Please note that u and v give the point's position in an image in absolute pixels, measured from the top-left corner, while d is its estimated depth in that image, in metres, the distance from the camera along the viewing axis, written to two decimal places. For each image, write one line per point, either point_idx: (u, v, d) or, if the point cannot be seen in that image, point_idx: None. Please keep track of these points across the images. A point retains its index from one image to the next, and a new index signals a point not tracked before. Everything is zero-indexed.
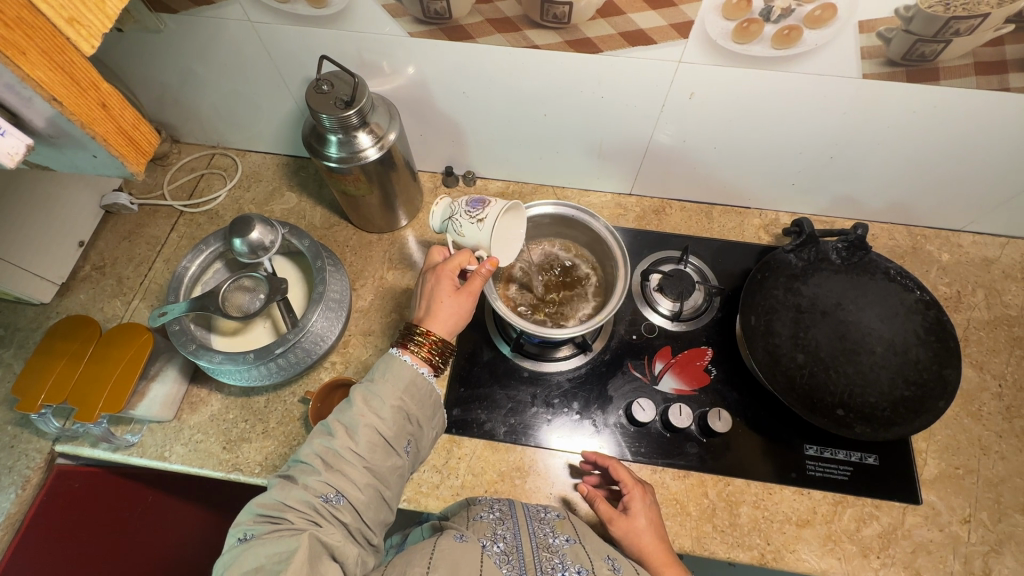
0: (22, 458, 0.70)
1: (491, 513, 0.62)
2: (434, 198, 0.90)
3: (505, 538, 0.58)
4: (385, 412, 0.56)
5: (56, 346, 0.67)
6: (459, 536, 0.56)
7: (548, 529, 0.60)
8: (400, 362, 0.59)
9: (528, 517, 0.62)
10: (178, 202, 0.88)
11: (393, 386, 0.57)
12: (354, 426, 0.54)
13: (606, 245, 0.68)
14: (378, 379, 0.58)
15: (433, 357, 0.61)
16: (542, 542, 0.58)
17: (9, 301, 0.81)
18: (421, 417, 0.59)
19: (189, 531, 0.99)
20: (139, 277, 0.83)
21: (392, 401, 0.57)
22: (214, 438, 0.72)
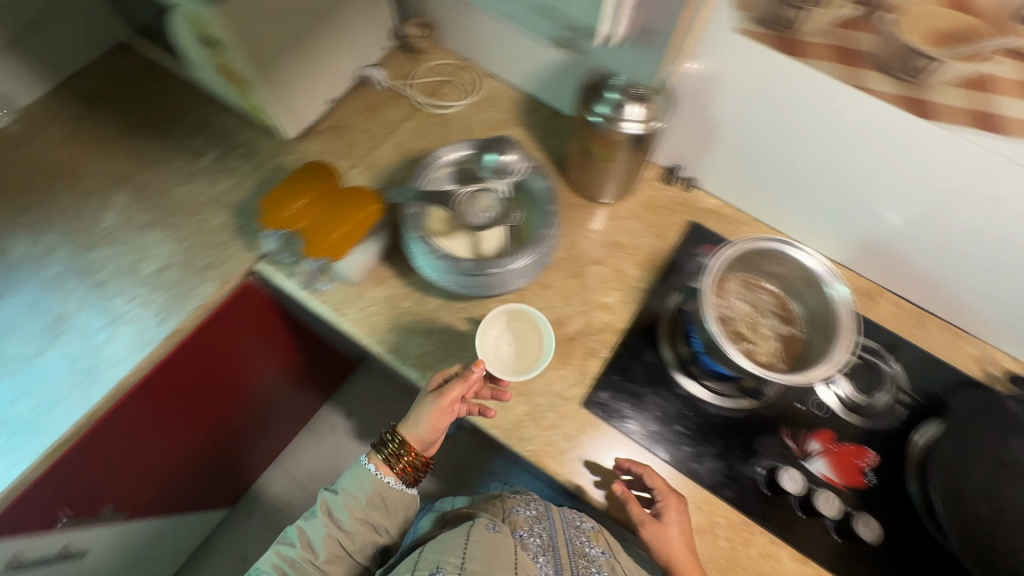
0: (230, 261, 0.79)
1: (529, 512, 0.77)
2: (647, 188, 0.88)
3: (542, 534, 0.73)
4: (349, 520, 0.74)
5: (300, 179, 0.72)
6: (490, 527, 0.68)
7: (584, 538, 0.74)
8: (369, 480, 0.74)
9: (563, 522, 0.76)
10: (418, 96, 0.92)
11: (359, 503, 0.74)
12: (315, 542, 0.74)
13: (834, 315, 0.64)
14: (348, 492, 0.75)
15: (404, 473, 0.75)
16: (578, 550, 0.72)
17: (258, 126, 0.89)
18: (386, 525, 0.76)
19: (284, 369, 1.09)
20: (367, 149, 0.89)
21: (359, 508, 0.74)
22: (385, 317, 0.77)
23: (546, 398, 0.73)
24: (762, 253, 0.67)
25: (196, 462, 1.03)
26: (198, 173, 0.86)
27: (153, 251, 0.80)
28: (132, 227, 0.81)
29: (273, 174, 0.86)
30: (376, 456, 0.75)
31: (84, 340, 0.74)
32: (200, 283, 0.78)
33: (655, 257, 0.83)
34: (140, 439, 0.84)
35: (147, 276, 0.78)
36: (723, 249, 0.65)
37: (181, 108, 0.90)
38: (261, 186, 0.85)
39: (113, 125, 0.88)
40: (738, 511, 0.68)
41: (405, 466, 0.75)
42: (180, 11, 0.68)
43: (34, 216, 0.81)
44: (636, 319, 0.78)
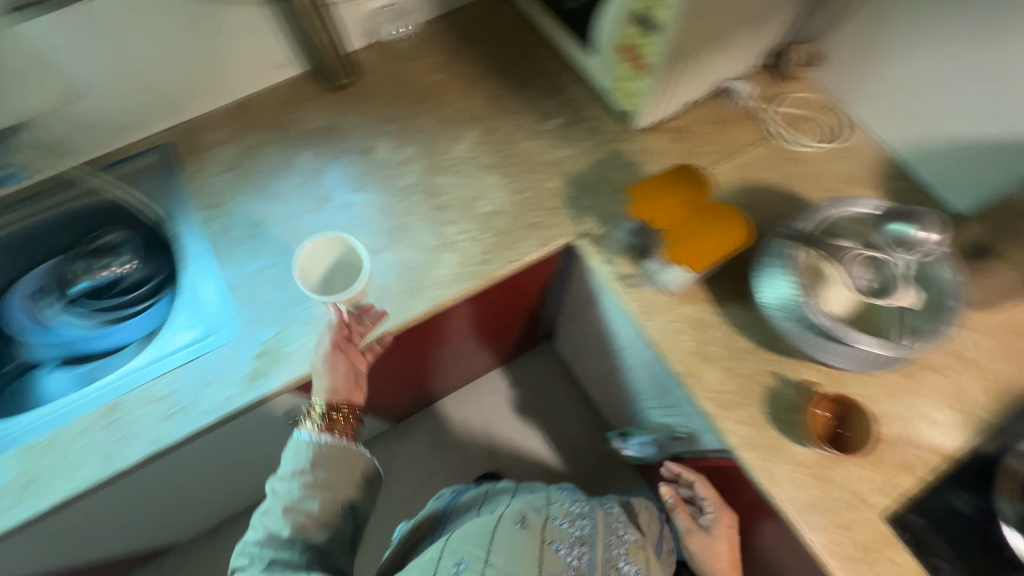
0: (555, 227, 0.81)
1: (574, 509, 0.81)
2: (1018, 309, 0.75)
3: (582, 529, 0.77)
4: (319, 475, 0.64)
5: (676, 179, 0.71)
6: (517, 522, 0.73)
7: (624, 552, 0.78)
8: (312, 442, 0.64)
9: (603, 525, 0.80)
10: (777, 125, 0.88)
11: (300, 460, 0.64)
12: (279, 520, 0.62)
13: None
14: (282, 473, 0.64)
15: (344, 427, 0.66)
16: (612, 559, 0.75)
17: (607, 106, 0.90)
18: (342, 480, 0.65)
19: (509, 325, 1.15)
20: (706, 162, 0.86)
21: (321, 472, 0.64)
22: (690, 338, 0.74)
23: (846, 493, 0.66)
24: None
25: (417, 377, 1.11)
26: (543, 133, 0.88)
27: (489, 193, 0.84)
28: (476, 165, 0.86)
29: (611, 157, 0.86)
30: (315, 427, 0.65)
31: (417, 253, 0.79)
32: (524, 238, 0.80)
33: (1011, 389, 0.70)
34: (409, 343, 0.88)
35: (480, 215, 0.82)
36: None
37: (540, 67, 0.94)
38: (595, 165, 0.86)
39: (479, 65, 0.94)
40: None
41: (339, 422, 0.66)
42: None
43: (399, 127, 0.89)
44: (968, 452, 0.68)
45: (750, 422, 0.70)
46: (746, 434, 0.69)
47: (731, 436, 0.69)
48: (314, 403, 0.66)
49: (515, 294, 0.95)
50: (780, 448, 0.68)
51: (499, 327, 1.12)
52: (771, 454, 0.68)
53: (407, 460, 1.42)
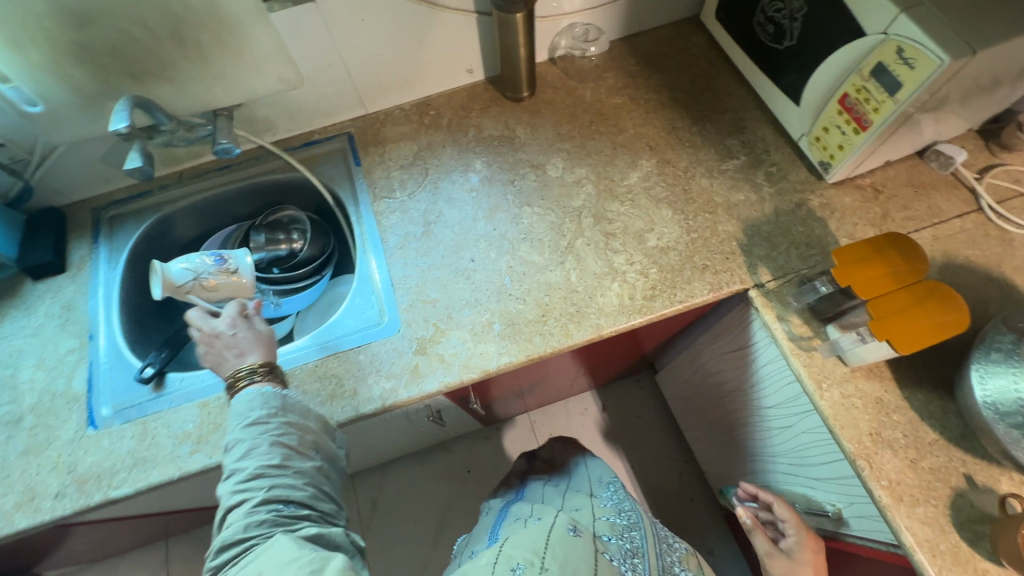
0: (728, 273, 0.78)
1: (620, 522, 0.85)
2: None
3: (632, 541, 0.82)
4: (295, 412, 0.65)
5: (886, 250, 0.66)
6: (572, 531, 0.74)
7: (680, 560, 0.85)
8: (251, 393, 0.65)
9: (654, 535, 0.86)
10: (988, 199, 0.79)
11: (265, 406, 0.63)
12: (269, 460, 0.60)
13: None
14: (249, 418, 0.62)
15: (270, 380, 0.67)
16: (669, 567, 0.82)
17: (794, 153, 0.86)
18: (312, 420, 0.66)
19: (628, 353, 1.12)
20: (902, 227, 0.79)
21: (292, 414, 0.64)
22: (868, 417, 0.69)
23: None
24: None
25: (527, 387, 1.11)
26: (722, 172, 0.85)
27: (660, 227, 0.82)
28: (650, 196, 0.84)
29: (794, 208, 0.82)
30: (259, 381, 0.66)
31: (584, 278, 0.79)
32: (694, 280, 0.78)
33: None
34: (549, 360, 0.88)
35: (650, 249, 0.80)
36: None
37: (724, 103, 0.91)
38: (776, 213, 0.82)
39: (661, 94, 0.92)
40: None
41: (265, 377, 0.67)
42: (878, 39, 0.65)
43: (573, 146, 0.89)
44: None
45: (931, 523, 0.64)
46: (926, 536, 0.63)
47: (907, 534, 0.63)
48: (237, 365, 0.68)
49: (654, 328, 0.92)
50: (965, 559, 0.62)
51: (619, 353, 1.09)
52: (954, 564, 0.62)
53: (490, 463, 1.43)
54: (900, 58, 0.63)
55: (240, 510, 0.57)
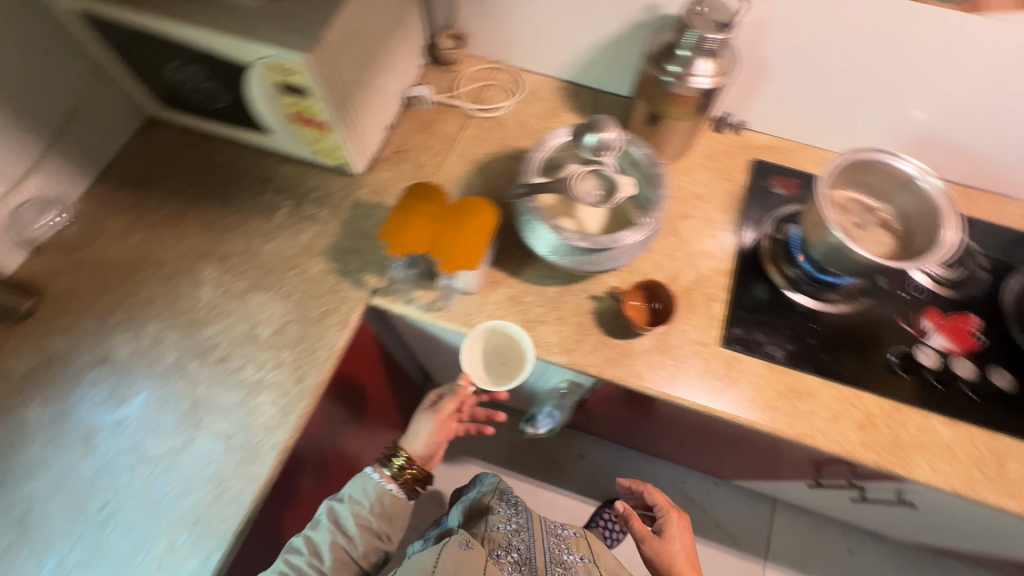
0: (346, 303, 0.79)
1: (507, 524, 0.93)
2: (704, 139, 0.93)
3: (518, 548, 0.88)
4: (354, 528, 0.75)
5: (413, 203, 0.73)
6: (463, 543, 0.80)
7: (563, 544, 0.94)
8: (373, 481, 0.78)
9: (543, 532, 0.94)
10: (468, 105, 0.94)
11: (365, 507, 0.77)
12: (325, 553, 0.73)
13: (937, 212, 0.69)
14: (351, 501, 0.78)
15: (406, 483, 0.79)
16: (555, 558, 0.90)
17: (321, 168, 0.89)
18: (389, 534, 0.78)
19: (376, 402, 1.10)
20: (435, 165, 0.90)
21: (373, 520, 0.77)
22: (514, 316, 0.79)
23: (688, 348, 0.78)
24: (867, 164, 0.72)
25: None
26: (279, 228, 0.84)
27: (264, 314, 0.78)
28: (234, 295, 0.80)
29: (354, 211, 0.86)
30: (377, 474, 0.79)
31: (229, 416, 0.72)
32: (324, 331, 0.77)
33: (735, 199, 0.88)
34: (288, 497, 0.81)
35: (269, 339, 0.77)
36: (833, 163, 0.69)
37: (236, 170, 0.89)
38: (345, 225, 0.85)
39: (175, 203, 0.86)
40: (886, 400, 0.75)
41: (406, 476, 0.79)
42: (258, 65, 0.67)
43: (127, 312, 0.78)
44: (738, 258, 0.84)
45: (597, 347, 0.77)
46: (601, 358, 0.76)
47: (591, 369, 0.76)
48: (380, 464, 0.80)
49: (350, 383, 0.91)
50: (628, 351, 0.77)
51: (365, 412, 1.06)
52: (626, 361, 0.76)
53: None
54: (284, 71, 0.67)
55: None
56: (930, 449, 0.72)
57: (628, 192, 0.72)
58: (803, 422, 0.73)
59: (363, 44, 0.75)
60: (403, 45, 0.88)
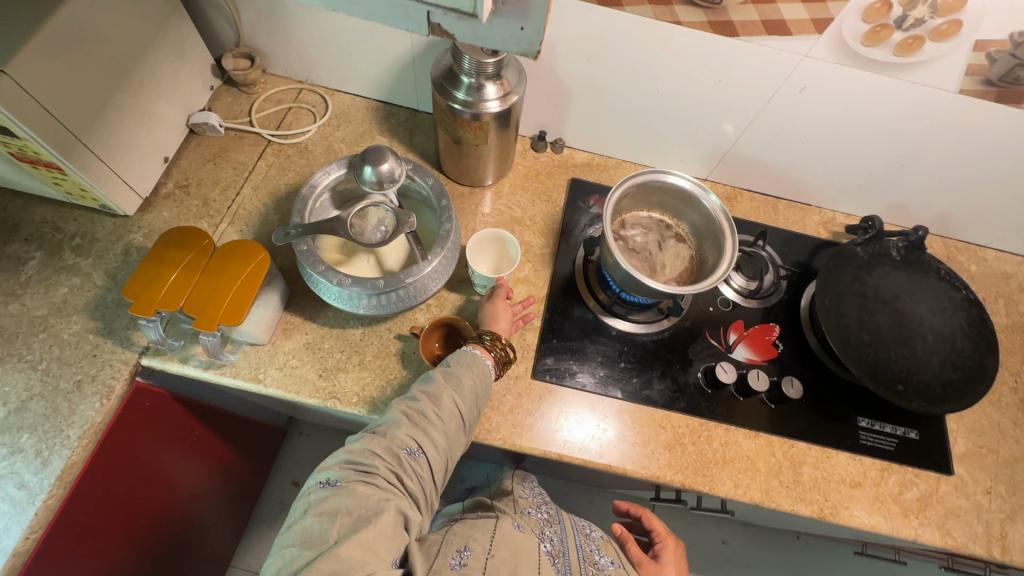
0: (106, 368, 0.68)
1: (542, 510, 0.80)
2: (523, 160, 0.91)
3: (554, 539, 0.72)
4: (462, 386, 0.64)
5: (166, 254, 0.64)
6: (517, 525, 0.69)
7: (594, 544, 0.77)
8: (472, 353, 0.67)
9: (575, 530, 0.78)
10: (266, 130, 0.86)
11: (472, 368, 0.65)
12: (438, 394, 0.63)
13: (718, 229, 0.69)
14: (456, 363, 0.66)
15: (497, 353, 0.69)
16: (590, 556, 0.72)
17: (86, 210, 0.77)
18: (482, 404, 0.66)
19: (207, 459, 0.99)
20: (226, 201, 0.81)
21: (469, 381, 0.64)
22: (310, 365, 0.72)
23: (500, 383, 0.74)
24: (653, 186, 0.71)
25: None
26: (27, 284, 0.72)
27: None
28: None
29: (124, 258, 0.75)
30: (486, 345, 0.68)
31: None
32: (76, 405, 0.66)
33: (552, 221, 0.87)
34: None
35: (3, 422, 0.64)
36: (615, 187, 0.67)
37: None
38: (113, 276, 0.74)
39: None
40: (693, 418, 0.75)
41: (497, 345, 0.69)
42: None
43: None
44: (553, 282, 0.82)
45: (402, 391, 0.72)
46: None
47: None
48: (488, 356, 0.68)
49: (149, 451, 0.80)
50: None
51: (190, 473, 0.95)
52: None
53: None
54: None
55: (310, 498, 0.57)
56: (733, 462, 0.73)
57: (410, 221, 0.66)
58: (613, 450, 0.72)
59: (95, 71, 0.65)
60: (172, 67, 0.78)
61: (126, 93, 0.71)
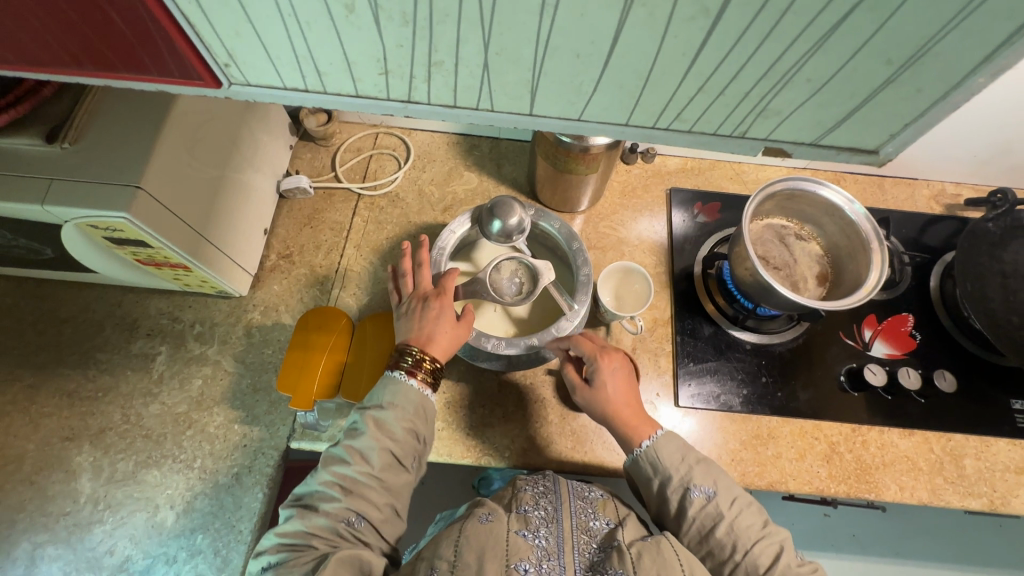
0: (259, 457, 0.68)
1: (535, 486, 0.60)
2: (616, 175, 0.88)
3: (547, 509, 0.57)
4: (396, 432, 0.55)
5: (309, 338, 0.63)
6: (483, 518, 0.55)
7: (590, 509, 0.59)
8: (404, 385, 0.57)
9: (571, 493, 0.60)
10: (355, 184, 0.84)
11: (405, 412, 0.56)
12: (368, 449, 0.54)
13: (862, 236, 0.66)
14: (385, 404, 0.56)
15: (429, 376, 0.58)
16: (583, 525, 0.57)
17: (199, 295, 0.76)
18: (429, 436, 0.58)
19: None
20: (332, 264, 0.79)
21: (407, 424, 0.56)
22: (456, 425, 0.71)
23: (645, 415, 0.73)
24: (791, 192, 0.69)
25: None
26: (161, 381, 0.71)
27: (163, 493, 0.66)
28: (121, 480, 0.66)
29: (248, 340, 0.74)
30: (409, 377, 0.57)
31: None
32: (240, 498, 0.66)
33: (659, 236, 0.84)
34: None
35: (176, 525, 0.65)
36: (751, 200, 0.65)
37: (91, 320, 0.74)
38: (242, 361, 0.73)
39: (22, 379, 0.71)
40: (845, 424, 0.74)
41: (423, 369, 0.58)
42: (74, 225, 0.54)
43: None
44: (675, 302, 0.80)
45: (552, 438, 0.71)
46: (558, 451, 0.70)
47: (550, 466, 0.69)
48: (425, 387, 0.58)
49: None
50: (585, 434, 0.71)
51: None
52: (584, 448, 0.70)
53: None
54: (105, 228, 0.54)
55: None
56: (893, 464, 0.72)
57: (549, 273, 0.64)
58: (772, 469, 0.71)
59: (210, 159, 0.63)
60: (264, 137, 0.76)
61: (230, 174, 0.69)
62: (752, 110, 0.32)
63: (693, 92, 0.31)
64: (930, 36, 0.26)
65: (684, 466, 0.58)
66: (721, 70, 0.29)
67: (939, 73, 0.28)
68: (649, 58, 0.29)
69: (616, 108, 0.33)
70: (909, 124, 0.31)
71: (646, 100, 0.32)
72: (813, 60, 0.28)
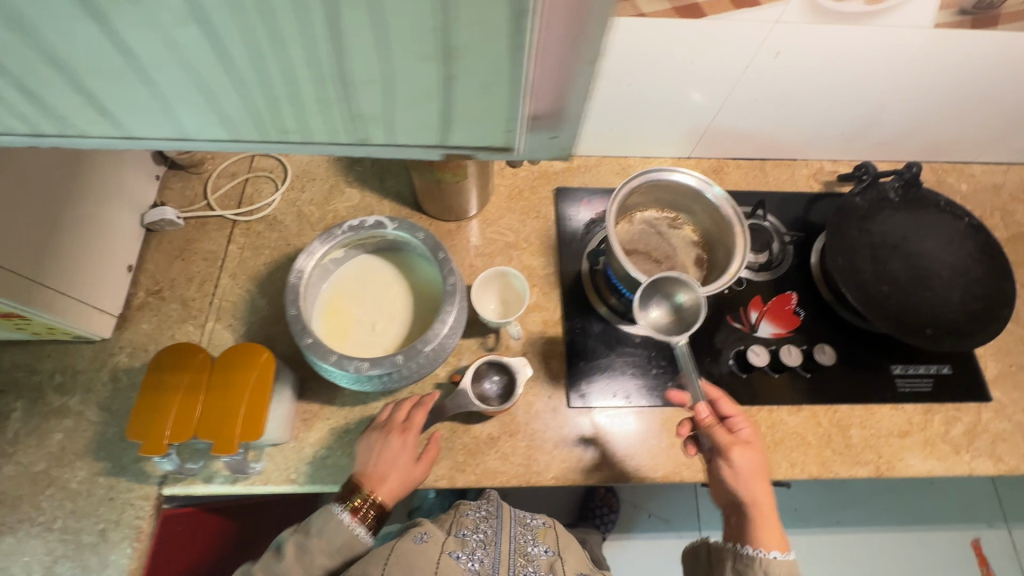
0: (128, 509, 0.64)
1: (477, 510, 0.68)
2: (502, 179, 0.87)
3: (484, 532, 0.65)
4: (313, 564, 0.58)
5: (163, 380, 0.59)
6: (420, 537, 0.61)
7: (531, 535, 0.67)
8: (336, 519, 0.60)
9: (513, 518, 0.68)
10: (229, 211, 0.80)
11: (328, 550, 0.59)
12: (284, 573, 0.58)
13: (726, 220, 0.68)
14: (312, 533, 0.60)
15: (370, 518, 0.61)
16: (520, 549, 0.64)
17: (59, 343, 0.71)
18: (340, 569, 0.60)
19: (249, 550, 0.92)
20: (206, 296, 0.76)
21: (322, 560, 0.59)
22: (341, 451, 0.68)
23: (537, 420, 0.71)
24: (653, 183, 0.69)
25: None
26: (15, 440, 0.66)
27: (19, 561, 0.61)
28: None
29: (114, 386, 0.70)
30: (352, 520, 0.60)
31: None
32: (107, 556, 0.62)
33: (548, 238, 0.84)
34: None
35: None
36: (613, 195, 0.65)
37: None
38: (108, 408, 0.69)
39: None
40: (735, 406, 0.74)
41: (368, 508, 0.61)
42: None
43: None
44: (565, 302, 0.79)
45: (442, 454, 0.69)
46: (449, 467, 0.68)
47: (442, 482, 0.68)
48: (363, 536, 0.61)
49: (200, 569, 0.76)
50: (476, 447, 0.69)
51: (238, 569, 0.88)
52: (476, 460, 0.69)
53: None
54: None
55: None
56: (783, 442, 0.73)
57: (525, 368, 0.71)
58: (666, 459, 0.70)
59: (52, 201, 0.61)
60: (123, 171, 0.72)
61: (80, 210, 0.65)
62: (352, 114, 0.30)
63: (271, 102, 0.29)
64: (437, 25, 0.24)
65: (772, 568, 0.58)
66: (271, 79, 0.27)
67: (498, 60, 0.26)
68: (181, 72, 0.26)
69: (215, 127, 0.30)
70: (514, 118, 0.29)
71: (234, 115, 0.29)
72: (349, 60, 0.26)
